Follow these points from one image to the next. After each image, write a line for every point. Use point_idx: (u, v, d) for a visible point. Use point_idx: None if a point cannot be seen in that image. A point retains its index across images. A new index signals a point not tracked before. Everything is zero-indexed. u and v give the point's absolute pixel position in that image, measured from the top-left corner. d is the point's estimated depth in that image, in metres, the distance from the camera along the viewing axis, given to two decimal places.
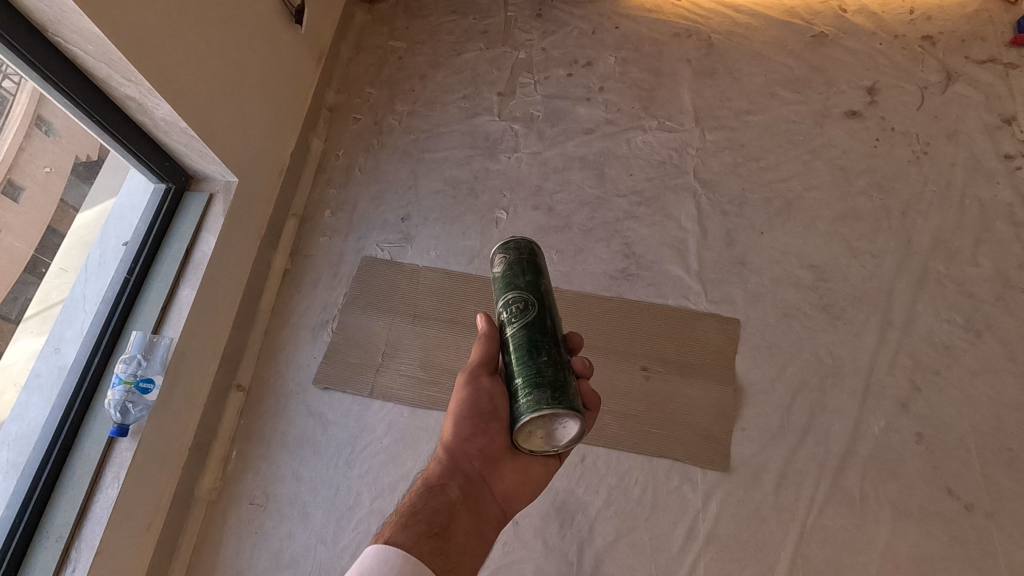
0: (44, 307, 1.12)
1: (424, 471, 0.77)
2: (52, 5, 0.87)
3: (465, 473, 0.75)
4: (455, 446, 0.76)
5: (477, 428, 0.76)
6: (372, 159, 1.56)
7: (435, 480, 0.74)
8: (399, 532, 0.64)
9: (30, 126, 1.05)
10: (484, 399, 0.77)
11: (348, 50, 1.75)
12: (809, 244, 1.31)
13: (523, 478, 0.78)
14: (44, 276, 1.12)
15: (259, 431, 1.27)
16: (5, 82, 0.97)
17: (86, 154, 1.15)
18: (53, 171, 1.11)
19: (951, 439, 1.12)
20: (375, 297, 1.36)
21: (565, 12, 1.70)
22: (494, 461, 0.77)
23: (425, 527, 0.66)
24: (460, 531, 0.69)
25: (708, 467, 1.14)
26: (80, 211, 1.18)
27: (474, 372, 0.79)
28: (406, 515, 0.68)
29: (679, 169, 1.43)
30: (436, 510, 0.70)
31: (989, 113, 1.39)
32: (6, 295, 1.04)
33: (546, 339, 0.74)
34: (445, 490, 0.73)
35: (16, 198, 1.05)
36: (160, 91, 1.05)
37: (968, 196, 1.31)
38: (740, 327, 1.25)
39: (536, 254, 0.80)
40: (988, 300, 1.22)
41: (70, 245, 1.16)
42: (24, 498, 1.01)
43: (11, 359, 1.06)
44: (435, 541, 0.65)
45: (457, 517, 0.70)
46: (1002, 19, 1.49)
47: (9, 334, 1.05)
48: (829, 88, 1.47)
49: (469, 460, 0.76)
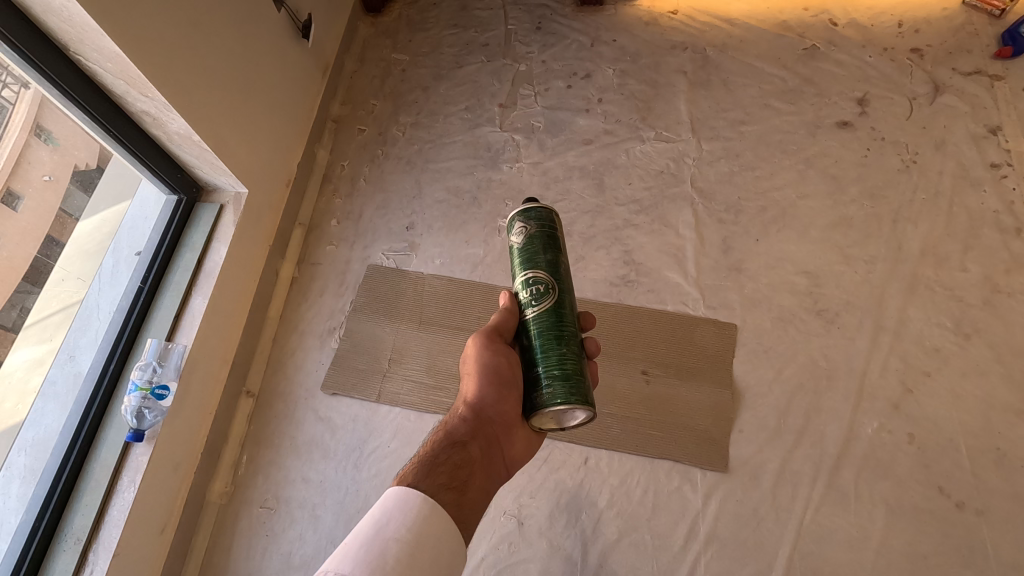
0: (43, 314, 1.14)
1: (444, 424, 0.79)
2: (75, 26, 0.91)
3: (486, 434, 0.79)
4: (479, 408, 0.79)
5: (501, 394, 0.80)
6: (377, 169, 1.60)
7: (457, 436, 0.77)
8: (421, 480, 0.69)
9: (30, 134, 1.07)
10: (504, 367, 0.81)
11: (352, 63, 1.79)
12: (804, 251, 1.35)
13: (528, 444, 0.84)
14: (45, 283, 1.14)
15: (268, 436, 1.30)
16: (5, 91, 0.99)
17: (85, 163, 1.18)
18: (52, 179, 1.14)
19: (942, 439, 1.15)
20: (381, 303, 1.40)
21: (565, 25, 1.75)
22: (511, 427, 0.81)
23: (446, 480, 0.70)
24: (475, 486, 0.73)
25: (708, 467, 1.17)
26: (80, 219, 1.21)
27: (493, 339, 0.82)
28: (428, 465, 0.71)
29: (676, 179, 1.47)
30: (457, 466, 0.73)
31: (975, 124, 1.44)
32: (6, 302, 1.06)
33: (569, 327, 0.79)
34: (466, 447, 0.76)
35: (15, 207, 1.07)
36: (174, 106, 1.08)
37: (956, 204, 1.36)
38: (737, 331, 1.29)
39: (558, 231, 0.82)
40: (977, 304, 1.26)
41: (71, 252, 1.19)
42: (43, 503, 1.04)
43: (11, 369, 1.08)
44: (454, 495, 0.69)
45: (474, 475, 0.74)
46: (987, 31, 1.54)
47: (9, 344, 1.06)
48: (820, 100, 1.52)
49: (490, 423, 0.80)
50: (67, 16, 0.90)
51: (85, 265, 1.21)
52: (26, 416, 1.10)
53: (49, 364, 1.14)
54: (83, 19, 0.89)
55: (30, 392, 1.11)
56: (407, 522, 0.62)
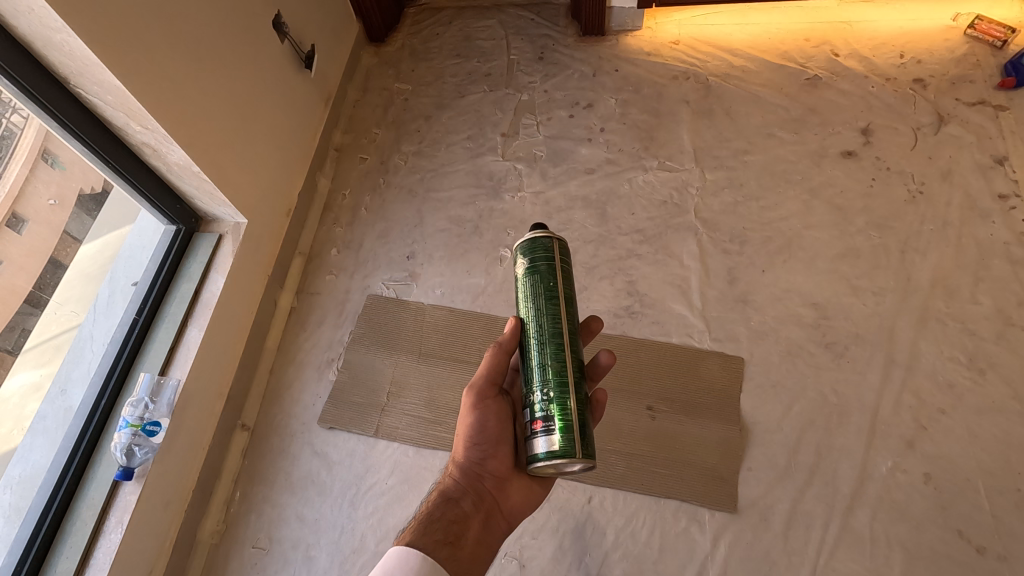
0: (42, 338, 1.13)
1: (438, 484, 0.82)
2: (75, 58, 0.91)
3: (477, 490, 0.80)
4: (466, 467, 0.80)
5: (486, 452, 0.80)
6: (378, 197, 1.59)
7: (451, 493, 0.79)
8: (418, 537, 0.72)
9: (36, 159, 1.08)
10: (491, 424, 0.81)
11: (355, 92, 1.80)
12: (811, 282, 1.33)
13: (527, 495, 0.83)
14: (46, 307, 1.14)
15: (263, 471, 1.26)
16: (14, 117, 1.00)
17: (91, 187, 1.17)
18: (57, 203, 1.14)
19: (959, 479, 1.11)
20: (380, 335, 1.37)
21: (566, 55, 1.76)
22: (502, 481, 0.81)
23: (442, 535, 0.73)
24: (471, 541, 0.75)
25: (715, 507, 1.13)
26: (84, 242, 1.21)
27: (481, 396, 0.81)
28: (424, 524, 0.74)
29: (680, 209, 1.45)
30: (452, 521, 0.75)
31: (981, 154, 1.42)
32: (5, 325, 1.06)
33: (537, 376, 0.76)
34: (459, 502, 0.78)
35: (20, 231, 1.08)
36: (175, 138, 1.08)
37: (966, 235, 1.33)
38: (743, 365, 1.26)
39: (531, 272, 0.79)
40: (990, 338, 1.23)
41: (73, 276, 1.19)
42: (27, 545, 1.00)
43: (9, 393, 1.08)
44: (450, 549, 0.71)
45: (470, 528, 0.76)
46: (989, 62, 1.54)
47: (8, 365, 1.07)
48: (825, 129, 1.51)
49: (481, 479, 0.81)
50: (67, 50, 0.89)
51: (83, 290, 1.20)
52: (19, 444, 1.08)
53: (45, 391, 1.13)
54: (83, 53, 0.89)
55: (26, 418, 1.10)
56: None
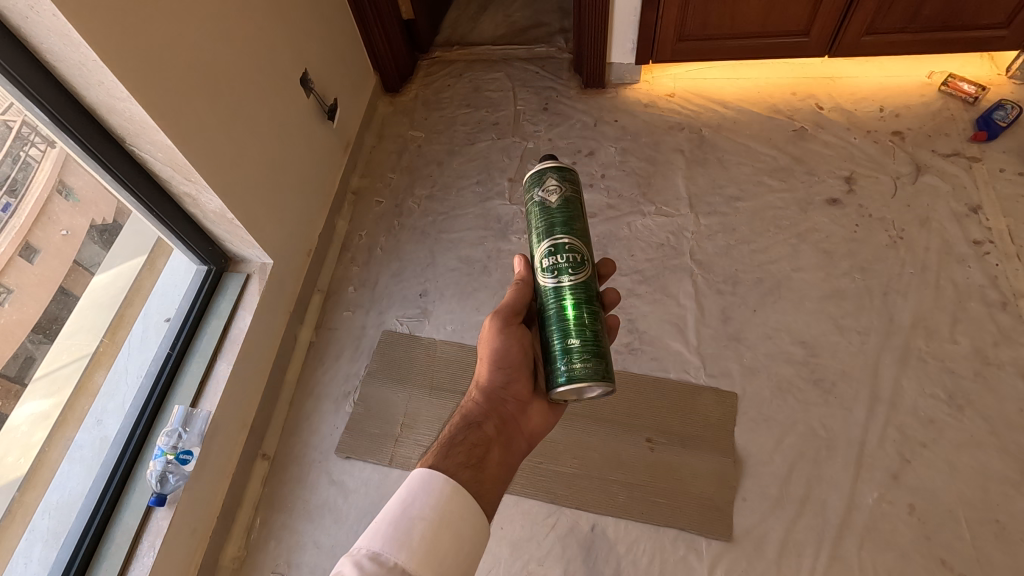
0: (52, 367, 1.21)
1: (460, 410, 0.87)
2: (133, 121, 1.02)
3: (500, 413, 0.86)
4: (489, 390, 0.87)
5: (510, 374, 0.88)
6: (393, 238, 1.69)
7: (473, 417, 0.85)
8: (442, 460, 0.76)
9: (52, 190, 1.14)
10: (515, 349, 0.87)
11: (371, 138, 1.93)
12: (800, 322, 1.42)
13: (546, 416, 0.91)
14: (58, 336, 1.22)
15: (283, 499, 1.33)
16: (32, 150, 1.06)
17: (102, 218, 1.25)
18: (70, 234, 1.22)
19: (941, 510, 1.18)
20: (394, 369, 1.46)
21: (570, 106, 1.88)
22: (523, 404, 0.89)
23: (464, 459, 0.77)
24: (493, 462, 0.80)
25: (711, 536, 1.20)
26: (96, 273, 1.29)
27: (506, 321, 0.86)
28: (448, 446, 0.79)
29: (676, 251, 1.55)
30: (475, 444, 0.80)
31: (956, 203, 1.52)
32: (11, 353, 1.12)
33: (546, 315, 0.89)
34: (482, 426, 0.83)
35: (32, 259, 1.14)
36: (213, 189, 1.18)
37: (943, 278, 1.43)
38: (737, 400, 1.34)
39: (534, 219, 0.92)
40: (968, 376, 1.31)
41: (85, 305, 1.28)
42: (64, 568, 1.07)
43: (16, 423, 1.15)
44: (473, 471, 0.76)
45: (492, 451, 0.81)
46: (963, 117, 1.66)
47: (16, 395, 1.14)
48: (811, 177, 1.62)
49: (504, 403, 0.88)
50: (128, 115, 1.01)
51: (95, 318, 1.30)
52: (28, 471, 1.16)
53: (53, 419, 1.21)
54: (141, 118, 1.00)
55: (32, 446, 1.17)
56: (431, 502, 0.69)
